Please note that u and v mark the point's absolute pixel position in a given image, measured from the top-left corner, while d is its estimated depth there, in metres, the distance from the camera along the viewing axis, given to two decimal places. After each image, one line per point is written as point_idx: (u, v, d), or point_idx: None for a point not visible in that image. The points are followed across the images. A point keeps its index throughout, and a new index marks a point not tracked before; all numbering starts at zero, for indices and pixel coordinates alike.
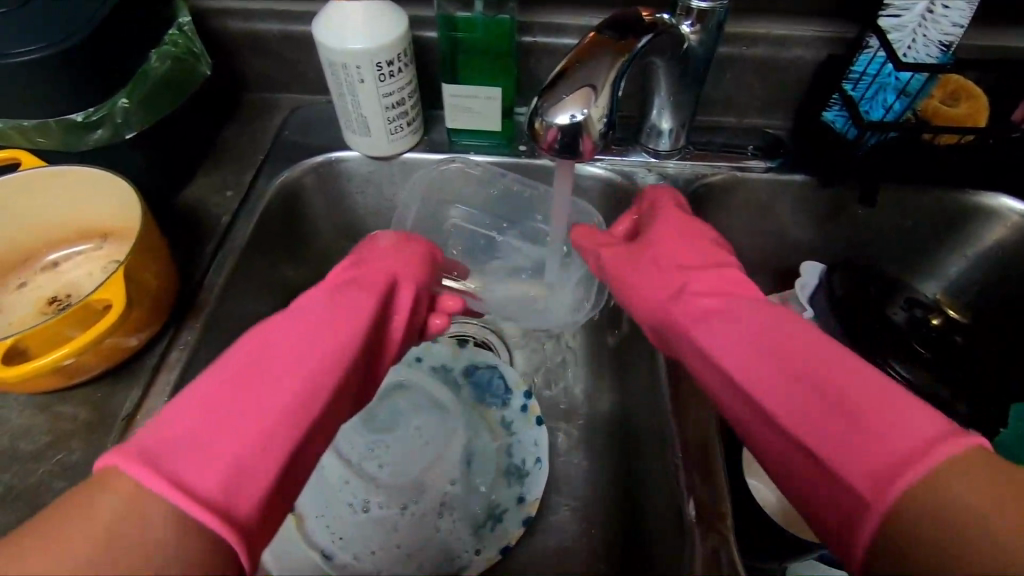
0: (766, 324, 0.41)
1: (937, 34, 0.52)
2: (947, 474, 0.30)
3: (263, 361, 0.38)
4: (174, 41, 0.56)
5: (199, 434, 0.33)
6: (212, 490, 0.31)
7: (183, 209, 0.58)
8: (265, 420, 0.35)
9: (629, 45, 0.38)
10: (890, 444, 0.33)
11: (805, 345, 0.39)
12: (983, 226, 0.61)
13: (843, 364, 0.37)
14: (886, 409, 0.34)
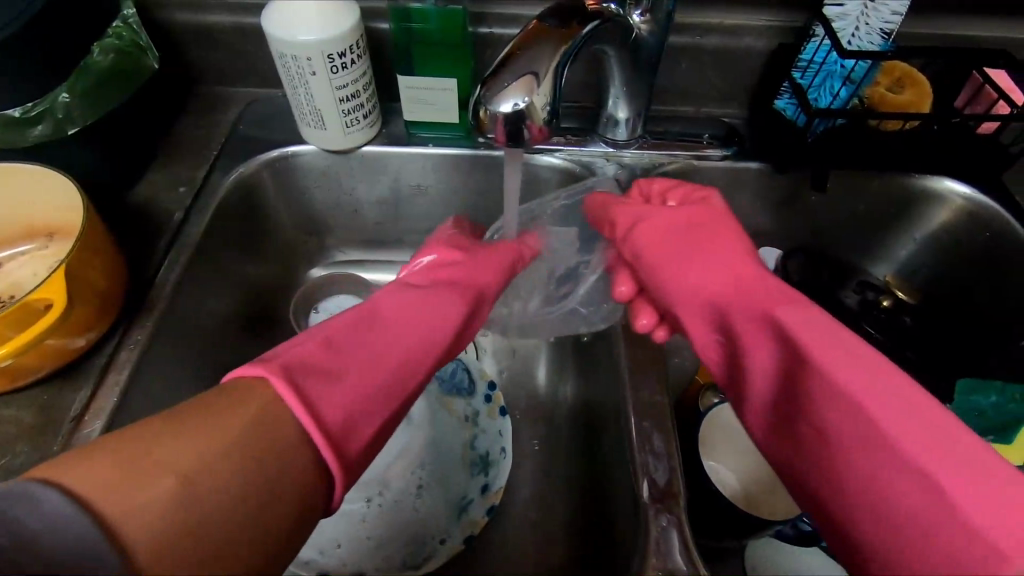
0: (841, 346, 0.36)
1: (878, 22, 0.53)
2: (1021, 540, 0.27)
3: (383, 326, 0.40)
4: (117, 33, 0.54)
5: (334, 363, 0.35)
6: (332, 416, 0.32)
7: (134, 206, 0.57)
8: (383, 377, 0.37)
9: (573, 32, 0.38)
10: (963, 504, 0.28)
11: (887, 384, 0.34)
12: (929, 209, 0.63)
13: (922, 408, 0.32)
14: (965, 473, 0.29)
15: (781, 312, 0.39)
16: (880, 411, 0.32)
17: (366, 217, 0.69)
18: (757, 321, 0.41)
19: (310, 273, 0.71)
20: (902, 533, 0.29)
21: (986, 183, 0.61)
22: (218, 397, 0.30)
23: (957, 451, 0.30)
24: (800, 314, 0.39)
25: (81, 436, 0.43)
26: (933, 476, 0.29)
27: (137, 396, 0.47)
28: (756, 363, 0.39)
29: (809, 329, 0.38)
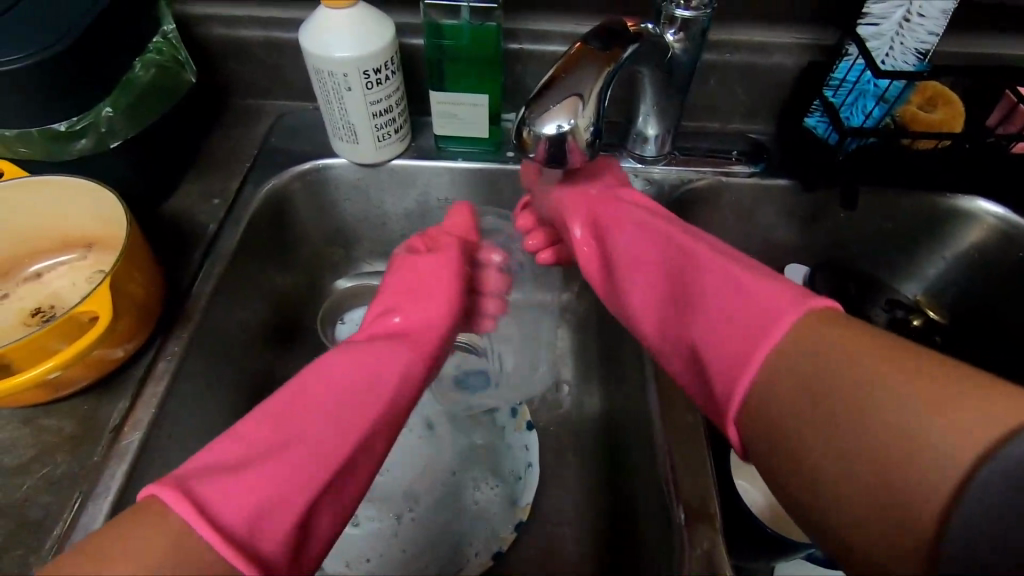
0: (654, 239, 0.48)
1: (914, 42, 0.53)
2: (810, 339, 0.35)
3: (332, 402, 0.37)
4: (159, 49, 0.55)
5: (265, 469, 0.32)
6: (238, 522, 0.30)
7: (169, 217, 0.58)
8: (335, 461, 0.35)
9: (615, 55, 0.38)
10: (739, 323, 0.38)
11: (691, 254, 0.44)
12: (961, 228, 0.62)
13: (715, 261, 0.42)
14: (734, 292, 0.40)
15: (622, 221, 0.52)
16: (704, 272, 0.43)
17: (394, 230, 0.69)
18: (601, 226, 0.53)
19: (336, 284, 0.71)
20: (745, 340, 0.37)
21: (1018, 203, 0.61)
22: (135, 517, 0.29)
23: (732, 275, 0.41)
24: (629, 225, 0.51)
25: (120, 447, 0.44)
26: (741, 282, 0.40)
27: (172, 408, 0.47)
28: (626, 270, 0.49)
29: (635, 231, 0.50)
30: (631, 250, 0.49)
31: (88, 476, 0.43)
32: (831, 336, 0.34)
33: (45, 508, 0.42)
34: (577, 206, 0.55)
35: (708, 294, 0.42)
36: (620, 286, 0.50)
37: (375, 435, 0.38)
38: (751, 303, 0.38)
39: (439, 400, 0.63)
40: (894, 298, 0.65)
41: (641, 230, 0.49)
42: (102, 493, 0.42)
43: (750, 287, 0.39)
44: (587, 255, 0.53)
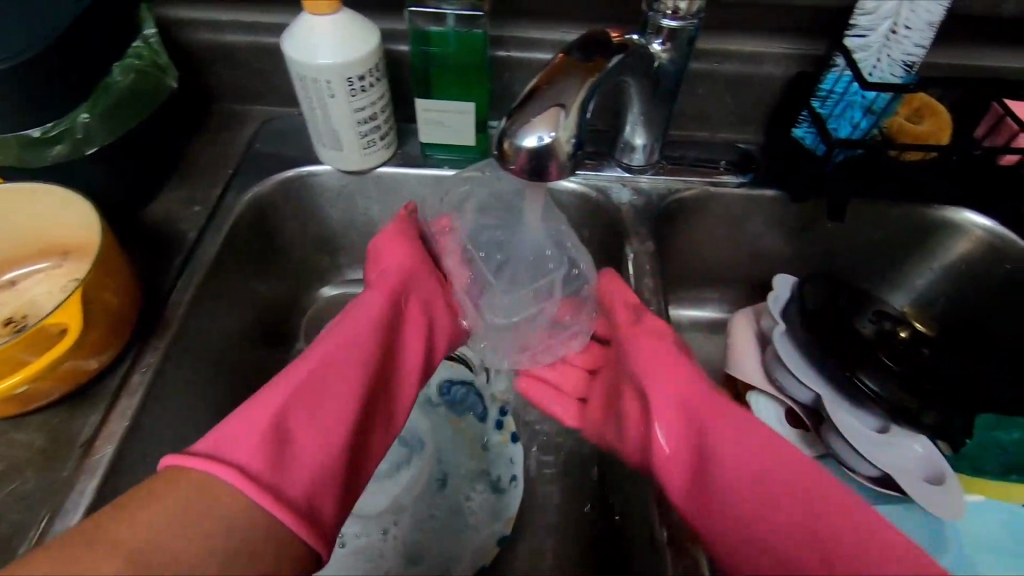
0: (744, 451, 0.43)
1: (901, 54, 0.52)
2: (863, 542, 0.38)
3: (291, 371, 0.45)
4: (138, 54, 0.55)
5: (244, 421, 0.41)
6: (243, 462, 0.39)
7: (149, 224, 0.57)
8: (301, 408, 0.43)
9: (598, 66, 0.38)
10: (834, 552, 0.38)
11: (798, 491, 0.41)
12: (949, 240, 0.62)
13: (824, 496, 0.40)
14: (830, 532, 0.39)
15: (712, 432, 0.44)
16: (750, 434, 0.44)
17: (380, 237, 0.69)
18: (694, 425, 0.46)
19: (322, 292, 0.70)
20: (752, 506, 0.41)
21: (1006, 215, 0.61)
22: (153, 483, 0.38)
23: (818, 509, 0.40)
24: (730, 433, 0.44)
25: (91, 462, 0.43)
26: (836, 517, 0.39)
27: (147, 421, 0.46)
28: (657, 399, 0.48)
29: (734, 451, 0.43)
30: (727, 457, 0.43)
31: (58, 492, 0.42)
32: (857, 538, 0.38)
33: (13, 524, 0.40)
34: (665, 388, 0.48)
35: (743, 454, 0.43)
36: (692, 507, 0.44)
37: (334, 396, 0.45)
38: (864, 566, 0.37)
39: (421, 406, 0.62)
40: (883, 309, 0.64)
41: (739, 449, 0.43)
42: (71, 509, 0.40)
43: (864, 516, 0.39)
44: (663, 444, 0.45)
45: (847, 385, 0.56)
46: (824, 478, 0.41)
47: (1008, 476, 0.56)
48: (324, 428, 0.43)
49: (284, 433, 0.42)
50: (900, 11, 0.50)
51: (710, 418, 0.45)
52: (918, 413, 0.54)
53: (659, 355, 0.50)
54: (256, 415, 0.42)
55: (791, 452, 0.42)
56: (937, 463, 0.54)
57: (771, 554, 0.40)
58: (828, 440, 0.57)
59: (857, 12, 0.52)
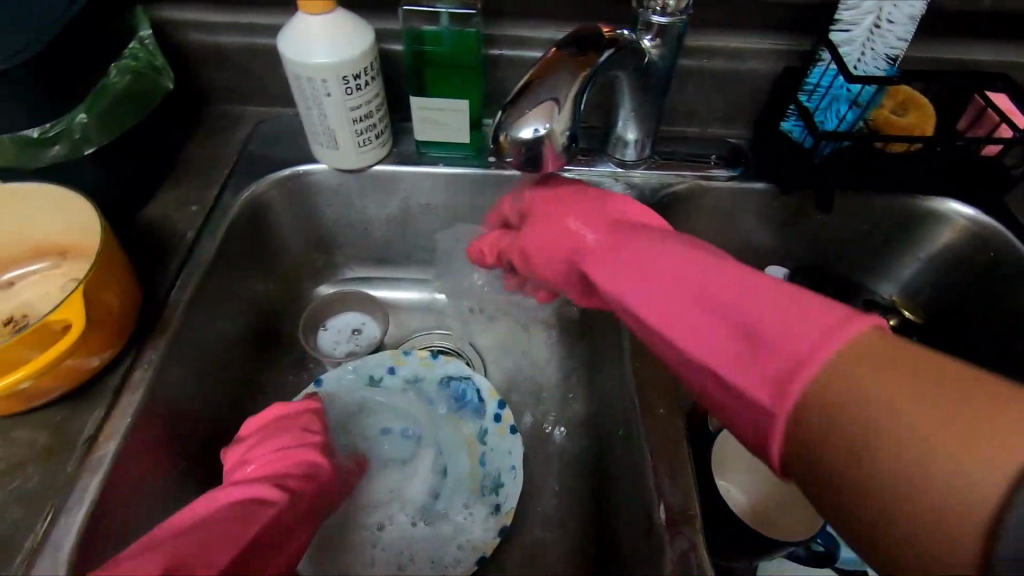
0: (614, 244, 0.45)
1: (884, 47, 0.54)
2: (782, 313, 0.32)
3: (241, 524, 0.40)
4: (134, 55, 0.56)
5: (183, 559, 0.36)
6: None
7: (146, 225, 0.57)
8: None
9: (591, 61, 0.39)
10: (726, 313, 0.35)
11: (656, 256, 0.40)
12: (933, 230, 0.64)
13: (682, 254, 0.39)
14: (708, 288, 0.36)
15: (570, 246, 0.50)
16: (600, 272, 0.43)
17: (376, 236, 0.69)
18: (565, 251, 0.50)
19: (318, 291, 0.71)
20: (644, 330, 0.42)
21: (989, 206, 0.62)
22: None
23: (679, 270, 0.38)
24: (559, 231, 0.51)
25: (94, 459, 0.43)
26: (706, 281, 0.37)
27: (148, 418, 0.47)
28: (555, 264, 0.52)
29: (563, 245, 0.50)
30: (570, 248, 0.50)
31: (60, 490, 0.42)
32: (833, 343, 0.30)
33: (15, 522, 0.41)
34: (539, 214, 0.54)
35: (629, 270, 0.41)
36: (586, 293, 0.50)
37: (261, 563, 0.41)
38: (739, 310, 0.34)
39: (418, 402, 0.62)
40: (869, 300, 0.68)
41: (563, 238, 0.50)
42: (75, 506, 0.41)
43: (734, 275, 0.36)
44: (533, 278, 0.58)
45: None
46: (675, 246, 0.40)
47: None
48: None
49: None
50: (882, 6, 0.52)
51: (592, 252, 0.46)
52: None
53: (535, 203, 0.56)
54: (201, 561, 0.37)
55: (658, 237, 0.43)
56: None
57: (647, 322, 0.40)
58: None
59: (841, 8, 0.53)
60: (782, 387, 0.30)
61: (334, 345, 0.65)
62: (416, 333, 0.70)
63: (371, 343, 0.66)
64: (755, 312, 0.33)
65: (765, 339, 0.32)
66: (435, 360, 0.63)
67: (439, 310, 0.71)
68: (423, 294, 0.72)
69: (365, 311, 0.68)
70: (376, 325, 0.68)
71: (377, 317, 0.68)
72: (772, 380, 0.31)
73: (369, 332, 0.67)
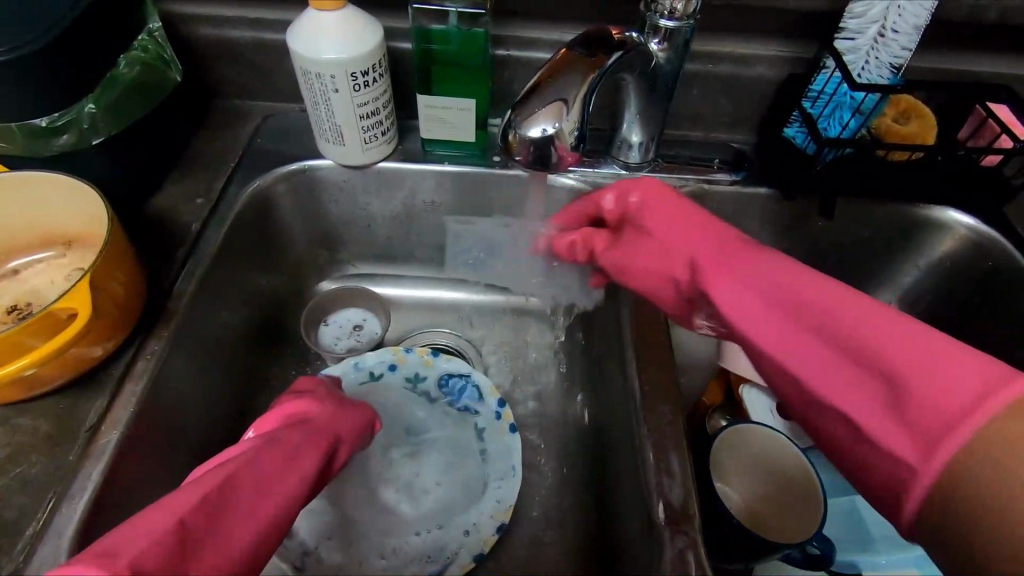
0: (764, 267, 0.44)
1: (888, 56, 0.54)
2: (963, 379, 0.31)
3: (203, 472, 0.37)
4: (144, 47, 0.55)
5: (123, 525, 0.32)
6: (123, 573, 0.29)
7: (151, 216, 0.57)
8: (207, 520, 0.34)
9: (600, 61, 0.39)
10: (900, 365, 0.34)
11: (815, 296, 0.39)
12: (933, 238, 0.64)
13: (853, 299, 0.38)
14: (879, 335, 0.35)
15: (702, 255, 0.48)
16: (728, 294, 0.44)
17: (380, 232, 0.69)
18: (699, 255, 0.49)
19: (320, 286, 0.71)
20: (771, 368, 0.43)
21: (989, 215, 0.63)
22: None
23: (845, 317, 0.37)
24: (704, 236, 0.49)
25: (97, 448, 0.43)
26: (880, 330, 0.35)
27: (152, 408, 0.47)
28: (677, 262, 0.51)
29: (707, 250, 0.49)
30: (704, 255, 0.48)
31: (63, 477, 0.42)
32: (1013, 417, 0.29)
33: (19, 508, 0.41)
34: (661, 226, 0.53)
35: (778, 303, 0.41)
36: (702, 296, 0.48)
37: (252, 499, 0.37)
38: (912, 371, 0.33)
39: (417, 398, 0.62)
40: None
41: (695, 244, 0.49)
42: (77, 494, 0.41)
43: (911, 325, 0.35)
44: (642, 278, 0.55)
45: None
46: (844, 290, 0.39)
47: None
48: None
49: (190, 543, 0.33)
50: (887, 15, 0.52)
51: (732, 269, 0.45)
52: None
53: (659, 200, 0.53)
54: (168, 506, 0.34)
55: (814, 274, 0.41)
56: None
57: (796, 361, 0.40)
58: None
59: (847, 16, 0.54)
60: (925, 446, 0.32)
61: (335, 340, 0.66)
62: (418, 331, 0.70)
63: (372, 339, 0.67)
64: (922, 366, 0.33)
65: (911, 401, 0.33)
66: (436, 357, 0.64)
67: (441, 308, 0.71)
68: (425, 291, 0.72)
69: (366, 307, 0.68)
70: (378, 322, 0.68)
71: (378, 313, 0.68)
72: (919, 433, 0.32)
73: (371, 329, 0.67)
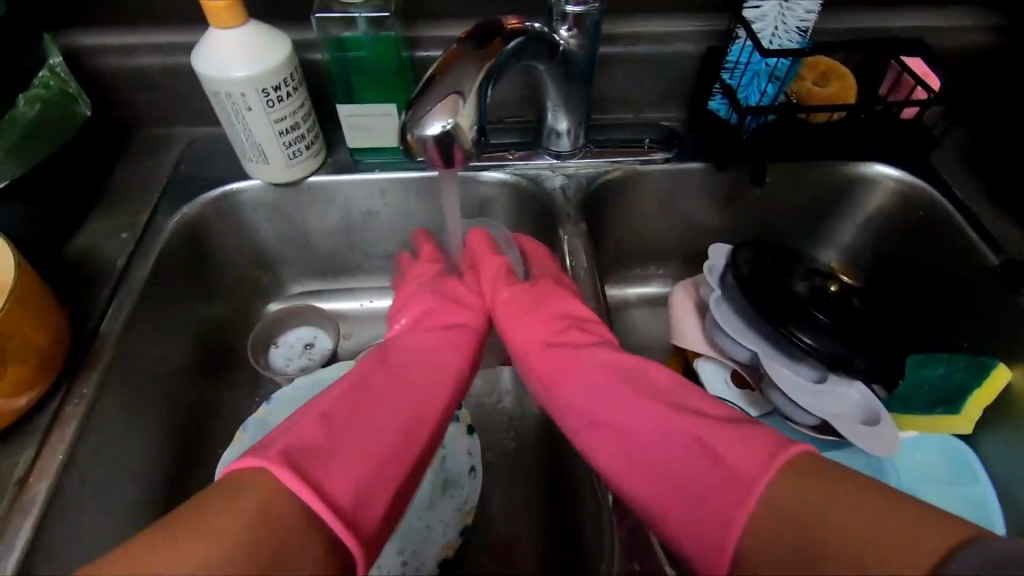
0: (613, 394, 0.45)
1: (795, 21, 0.56)
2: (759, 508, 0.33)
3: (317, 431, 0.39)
4: (45, 83, 0.54)
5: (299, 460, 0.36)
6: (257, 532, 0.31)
7: (74, 255, 0.56)
8: (360, 418, 0.42)
9: (492, 51, 0.39)
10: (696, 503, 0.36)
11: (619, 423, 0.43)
12: (864, 194, 0.66)
13: (654, 418, 0.41)
14: (692, 454, 0.38)
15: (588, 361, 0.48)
16: (591, 369, 0.48)
17: (320, 247, 0.68)
18: (560, 381, 0.49)
19: (267, 308, 0.70)
20: (723, 528, 0.34)
21: (913, 166, 0.64)
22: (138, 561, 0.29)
23: (638, 433, 0.41)
24: (589, 365, 0.48)
25: (27, 499, 0.42)
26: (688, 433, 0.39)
27: (84, 451, 0.46)
28: (558, 386, 0.49)
29: (587, 383, 0.47)
30: (574, 399, 0.47)
31: None
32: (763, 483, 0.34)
33: None
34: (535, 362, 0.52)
35: (625, 410, 0.43)
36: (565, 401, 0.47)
37: (379, 376, 0.46)
38: (724, 464, 0.36)
39: None
40: (812, 267, 0.64)
41: (591, 387, 0.46)
42: (8, 547, 0.40)
43: (720, 452, 0.37)
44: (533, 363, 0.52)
45: (786, 341, 0.58)
46: (625, 415, 0.43)
47: (946, 408, 0.57)
48: (401, 453, 0.41)
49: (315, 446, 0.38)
50: None
51: (573, 373, 0.48)
52: (848, 359, 0.56)
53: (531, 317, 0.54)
54: (321, 444, 0.38)
55: (616, 389, 0.45)
56: (875, 408, 0.56)
57: (626, 450, 0.41)
58: (768, 393, 0.59)
59: None
60: (699, 505, 0.36)
61: (286, 362, 0.64)
62: (368, 342, 0.69)
63: (324, 355, 0.65)
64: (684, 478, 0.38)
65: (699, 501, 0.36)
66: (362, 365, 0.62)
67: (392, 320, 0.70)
68: (376, 303, 0.71)
69: (315, 324, 0.67)
70: (328, 338, 0.67)
71: (327, 328, 0.67)
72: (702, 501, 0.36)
73: (322, 345, 0.66)
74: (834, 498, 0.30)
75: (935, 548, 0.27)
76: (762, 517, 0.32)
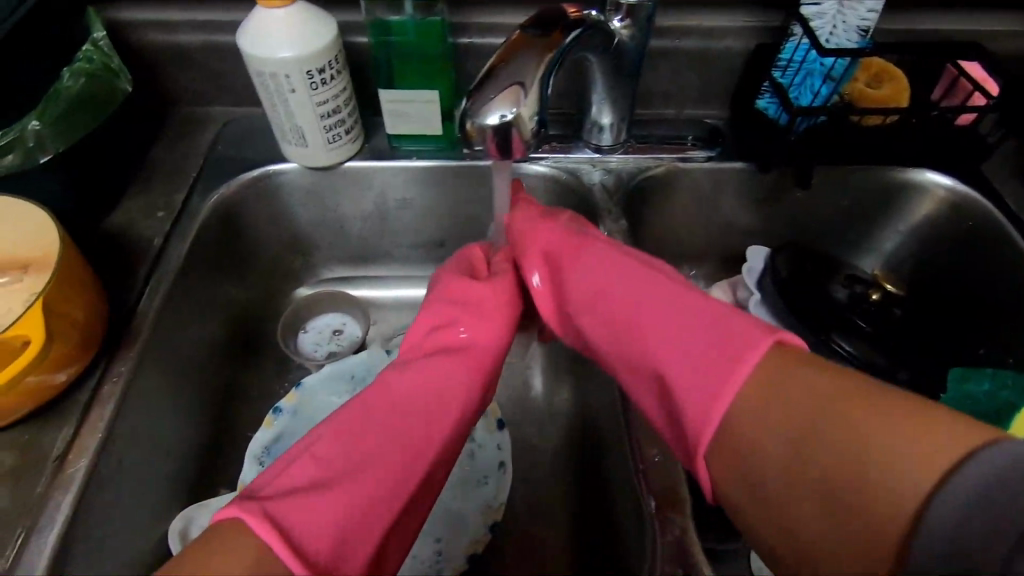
0: (629, 277, 0.47)
1: (856, 20, 0.54)
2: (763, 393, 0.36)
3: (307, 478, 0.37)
4: (88, 57, 0.53)
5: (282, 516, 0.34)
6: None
7: (111, 232, 0.56)
8: (353, 459, 0.39)
9: (555, 41, 0.38)
10: (689, 366, 0.40)
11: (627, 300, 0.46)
12: (912, 201, 0.64)
13: (665, 299, 0.45)
14: (691, 327, 0.42)
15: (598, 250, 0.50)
16: (603, 256, 0.50)
17: (352, 233, 0.67)
18: (569, 264, 0.51)
19: (297, 292, 0.69)
20: (713, 393, 0.38)
21: (964, 175, 0.62)
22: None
23: (643, 308, 0.45)
24: (601, 253, 0.50)
25: (65, 476, 0.42)
26: (689, 310, 0.43)
27: (121, 430, 0.46)
28: (568, 269, 0.51)
29: (599, 268, 0.49)
30: (585, 279, 0.49)
31: (30, 509, 0.41)
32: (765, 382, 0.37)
33: None
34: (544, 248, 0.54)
35: (631, 290, 0.46)
36: (575, 281, 0.50)
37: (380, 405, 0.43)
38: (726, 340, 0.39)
39: None
40: (853, 273, 0.63)
41: (605, 269, 0.49)
42: (47, 524, 0.40)
43: (722, 324, 0.41)
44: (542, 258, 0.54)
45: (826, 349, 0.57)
46: (634, 293, 0.46)
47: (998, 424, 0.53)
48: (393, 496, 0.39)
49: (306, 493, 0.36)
50: None
51: (585, 258, 0.51)
52: (891, 370, 0.55)
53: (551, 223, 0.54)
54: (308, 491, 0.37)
55: (627, 272, 0.48)
56: None
57: (634, 323, 0.45)
58: None
59: None
60: (691, 367, 0.40)
61: (315, 347, 0.64)
62: (397, 331, 0.69)
63: (352, 343, 0.65)
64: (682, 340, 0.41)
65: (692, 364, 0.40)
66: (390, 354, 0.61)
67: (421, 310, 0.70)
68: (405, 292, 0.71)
69: (346, 311, 0.67)
70: (357, 325, 0.66)
71: (356, 315, 0.66)
72: (698, 364, 0.40)
73: (350, 332, 0.66)
74: (835, 419, 0.33)
75: (941, 467, 0.29)
76: (753, 408, 0.36)
